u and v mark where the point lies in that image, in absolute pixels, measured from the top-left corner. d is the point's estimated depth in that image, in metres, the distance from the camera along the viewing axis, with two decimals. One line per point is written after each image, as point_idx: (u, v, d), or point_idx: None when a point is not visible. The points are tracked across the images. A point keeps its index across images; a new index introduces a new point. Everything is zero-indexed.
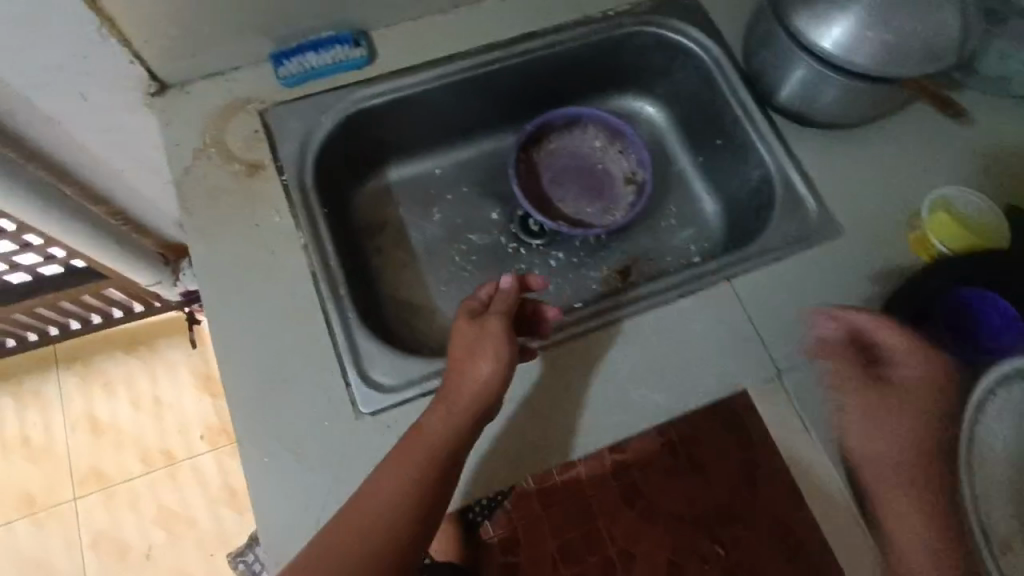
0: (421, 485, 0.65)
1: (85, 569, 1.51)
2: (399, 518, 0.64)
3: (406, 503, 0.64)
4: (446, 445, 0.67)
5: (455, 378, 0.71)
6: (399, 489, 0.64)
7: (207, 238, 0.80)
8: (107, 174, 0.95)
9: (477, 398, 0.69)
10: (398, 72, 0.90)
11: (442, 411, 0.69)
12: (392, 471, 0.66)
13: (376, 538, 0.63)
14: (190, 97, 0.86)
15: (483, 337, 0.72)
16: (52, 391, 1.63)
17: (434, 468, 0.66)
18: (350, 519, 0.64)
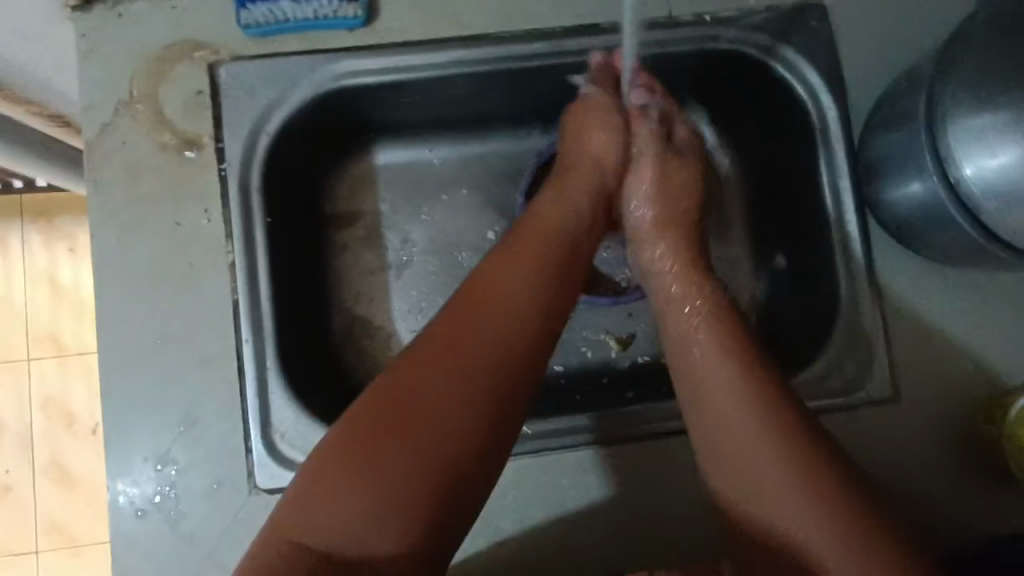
0: (489, 343, 0.54)
1: (32, 428, 1.51)
2: (462, 387, 0.51)
3: (472, 366, 0.52)
4: (558, 237, 0.63)
5: (550, 235, 0.63)
6: (448, 359, 0.52)
7: (115, 224, 0.63)
8: (30, 83, 0.76)
9: (562, 245, 0.63)
10: (403, 47, 0.68)
11: (539, 275, 0.59)
12: (475, 318, 0.55)
13: (441, 422, 0.49)
14: (124, 23, 0.65)
15: (602, 153, 0.69)
16: (17, 242, 1.54)
17: (494, 333, 0.54)
18: (401, 403, 0.50)
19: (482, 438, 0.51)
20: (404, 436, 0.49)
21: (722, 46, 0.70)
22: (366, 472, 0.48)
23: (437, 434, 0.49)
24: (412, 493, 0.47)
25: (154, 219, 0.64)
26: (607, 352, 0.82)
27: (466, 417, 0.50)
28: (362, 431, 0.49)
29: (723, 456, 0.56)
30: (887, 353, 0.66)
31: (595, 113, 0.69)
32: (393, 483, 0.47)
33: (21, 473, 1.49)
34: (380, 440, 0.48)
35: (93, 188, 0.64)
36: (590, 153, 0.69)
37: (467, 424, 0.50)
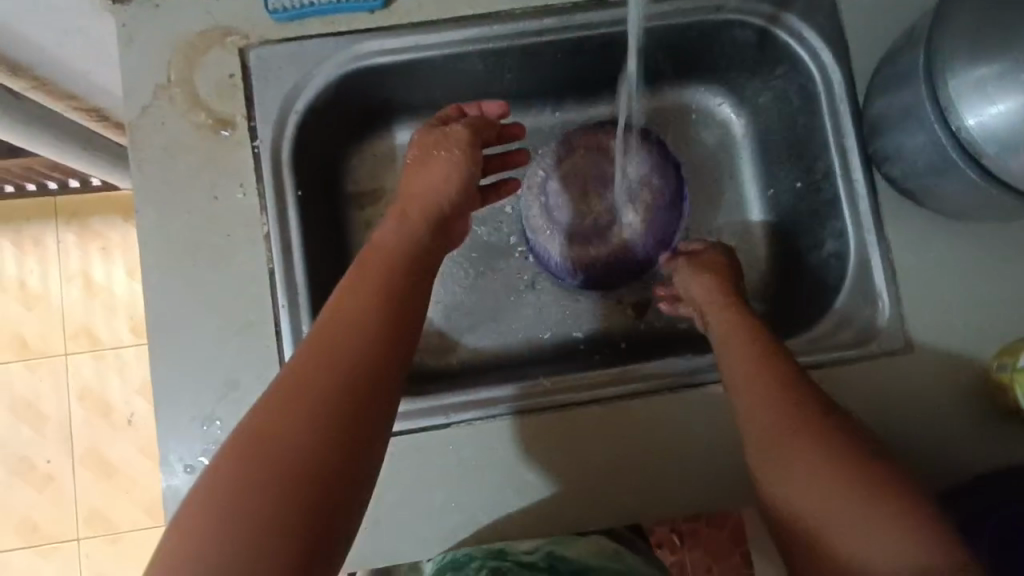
0: (337, 372, 0.52)
1: (71, 419, 1.57)
2: (312, 431, 0.49)
3: (320, 407, 0.50)
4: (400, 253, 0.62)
5: (394, 260, 0.61)
6: (293, 405, 0.50)
7: (157, 201, 0.68)
8: (72, 76, 0.81)
9: (404, 271, 0.61)
10: (417, 28, 0.71)
11: (378, 300, 0.57)
12: (304, 354, 0.53)
13: (290, 446, 0.48)
14: (160, 12, 0.70)
15: (437, 184, 0.69)
16: (52, 242, 1.60)
17: (331, 374, 0.52)
18: (242, 456, 0.48)
19: (340, 475, 0.49)
20: (270, 487, 0.46)
21: (726, 15, 0.73)
22: (229, 536, 0.45)
23: (293, 476, 0.47)
24: (290, 538, 0.45)
25: (193, 195, 0.68)
26: (623, 317, 0.85)
27: (317, 459, 0.48)
28: (222, 499, 0.46)
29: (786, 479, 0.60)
30: (896, 303, 0.68)
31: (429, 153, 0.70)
32: (274, 533, 0.45)
33: (61, 462, 1.56)
34: (246, 495, 0.46)
35: (135, 168, 0.68)
36: (421, 188, 0.68)
37: (326, 461, 0.49)
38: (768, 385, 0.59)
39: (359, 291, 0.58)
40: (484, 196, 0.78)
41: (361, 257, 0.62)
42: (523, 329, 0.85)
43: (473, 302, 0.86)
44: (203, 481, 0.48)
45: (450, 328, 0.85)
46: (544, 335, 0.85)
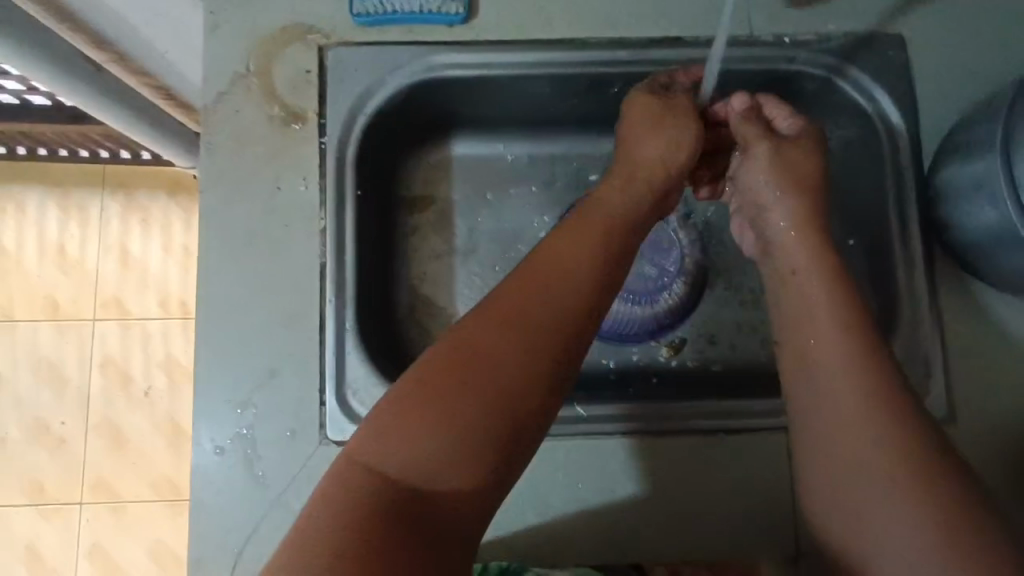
0: (550, 319, 0.53)
1: (90, 385, 1.59)
2: (517, 375, 0.51)
3: (527, 355, 0.52)
4: (625, 214, 0.62)
5: (613, 219, 0.61)
6: (505, 342, 0.52)
7: (223, 184, 0.69)
8: (150, 55, 0.84)
9: (623, 234, 0.60)
10: (494, 45, 0.73)
11: (599, 252, 0.58)
12: (534, 287, 0.55)
13: (501, 379, 0.51)
14: (247, 5, 0.72)
15: (679, 150, 0.67)
16: (95, 209, 1.64)
17: (536, 326, 0.53)
18: (459, 370, 0.51)
19: (522, 420, 0.51)
20: (456, 410, 0.50)
21: (796, 66, 0.73)
22: (416, 436, 0.49)
23: (496, 408, 0.50)
24: (461, 465, 0.49)
25: (257, 182, 0.69)
26: (656, 353, 0.84)
27: (510, 404, 0.51)
28: (419, 393, 0.51)
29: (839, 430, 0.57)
30: (942, 373, 0.67)
31: (671, 117, 0.67)
32: (451, 452, 0.49)
33: (75, 426, 1.57)
34: (431, 409, 0.50)
35: (205, 150, 0.70)
36: (648, 155, 0.66)
37: (518, 401, 0.51)
38: (849, 356, 0.58)
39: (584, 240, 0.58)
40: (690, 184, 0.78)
41: (584, 209, 0.62)
42: None
43: None
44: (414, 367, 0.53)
45: None
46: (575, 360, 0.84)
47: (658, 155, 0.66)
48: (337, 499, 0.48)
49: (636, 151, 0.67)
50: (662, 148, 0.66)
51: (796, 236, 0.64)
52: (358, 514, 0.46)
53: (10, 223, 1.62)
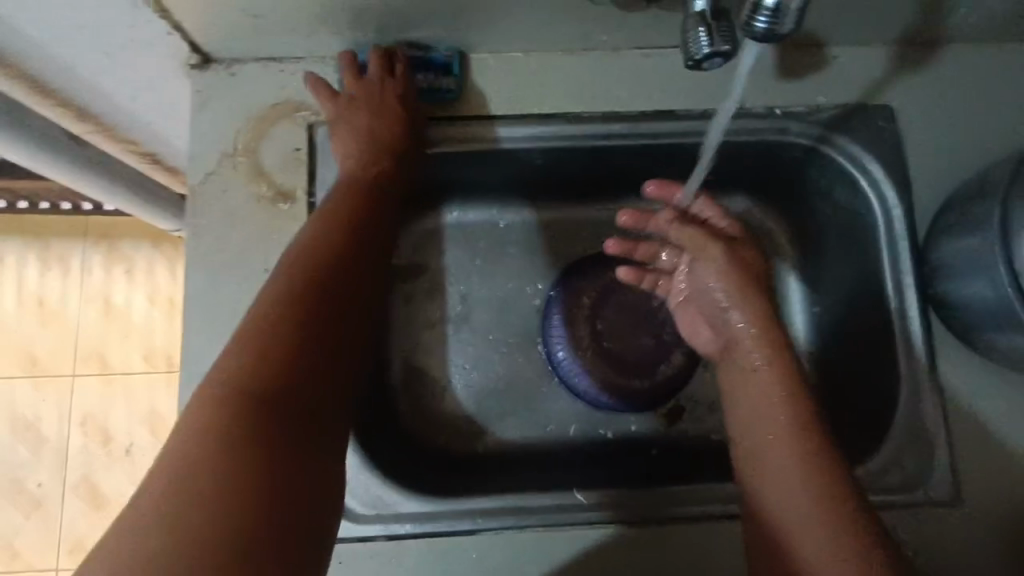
0: (304, 292, 0.55)
1: (69, 443, 1.53)
2: (284, 331, 0.51)
3: (294, 306, 0.53)
4: (355, 176, 0.67)
5: (352, 198, 0.65)
6: (279, 310, 0.52)
7: (208, 267, 0.67)
8: (134, 125, 0.82)
9: (360, 197, 0.65)
10: (484, 120, 0.72)
11: (337, 221, 0.62)
12: (307, 254, 0.58)
13: (276, 358, 0.49)
14: (235, 82, 0.71)
15: (371, 138, 0.68)
16: (76, 260, 1.60)
17: (317, 286, 0.56)
18: (221, 362, 0.48)
19: (289, 403, 0.48)
20: (248, 381, 0.47)
21: (785, 136, 0.73)
22: (221, 410, 0.44)
23: (272, 391, 0.47)
24: (236, 408, 0.45)
25: (243, 264, 0.67)
26: (651, 424, 0.83)
27: (296, 350, 0.50)
28: (222, 382, 0.46)
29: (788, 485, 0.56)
30: (946, 450, 0.66)
31: (360, 108, 0.68)
32: (224, 410, 0.45)
33: (53, 487, 1.52)
34: (258, 378, 0.47)
35: (190, 231, 0.68)
36: (352, 148, 0.68)
37: (279, 377, 0.48)
38: (770, 411, 0.60)
39: (342, 207, 0.64)
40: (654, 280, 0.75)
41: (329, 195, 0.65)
42: (553, 422, 0.83)
43: (502, 387, 0.84)
44: (215, 378, 0.47)
45: (478, 413, 0.83)
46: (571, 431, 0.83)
47: (351, 144, 0.68)
48: (166, 486, 0.41)
49: (380, 124, 0.68)
50: (358, 135, 0.68)
51: (756, 331, 0.64)
52: (193, 485, 0.41)
53: None
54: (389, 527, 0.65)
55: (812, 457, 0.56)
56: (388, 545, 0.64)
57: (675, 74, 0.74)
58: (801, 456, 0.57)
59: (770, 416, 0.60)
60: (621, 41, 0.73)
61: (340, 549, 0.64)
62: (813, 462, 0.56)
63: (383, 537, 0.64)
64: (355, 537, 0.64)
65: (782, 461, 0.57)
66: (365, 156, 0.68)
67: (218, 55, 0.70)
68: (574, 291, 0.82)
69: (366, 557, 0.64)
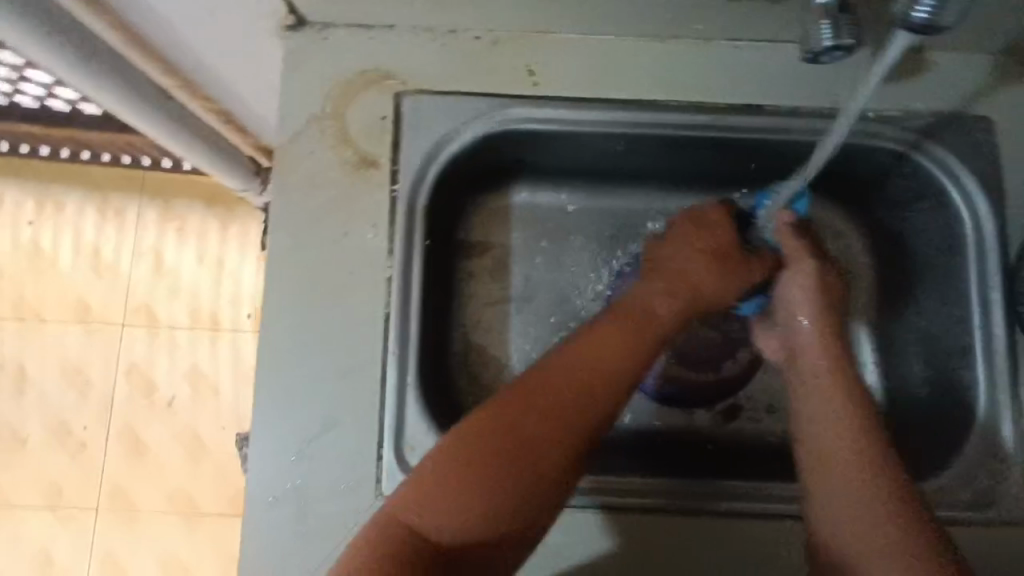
0: (579, 411, 0.59)
1: (115, 391, 1.58)
2: (555, 444, 0.57)
3: (554, 422, 0.58)
4: (655, 316, 0.66)
5: (652, 327, 0.66)
6: (547, 417, 0.58)
7: (291, 228, 0.68)
8: (218, 83, 0.83)
9: (653, 339, 0.65)
10: (572, 102, 0.71)
11: (634, 356, 0.63)
12: (573, 355, 0.62)
13: (501, 435, 0.57)
14: (326, 46, 0.71)
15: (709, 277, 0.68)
16: (132, 215, 1.64)
17: (573, 412, 0.59)
18: (456, 449, 0.56)
19: (493, 471, 0.55)
20: (489, 462, 0.56)
21: (876, 140, 0.71)
22: (502, 476, 0.55)
23: (468, 461, 0.55)
24: (531, 490, 0.56)
25: (327, 228, 0.68)
26: (707, 420, 0.82)
27: (539, 464, 0.57)
28: (510, 452, 0.56)
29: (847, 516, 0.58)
30: (1019, 470, 0.65)
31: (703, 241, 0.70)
32: (439, 480, 0.55)
33: (98, 431, 1.57)
34: (449, 460, 0.56)
35: (276, 192, 0.69)
36: (680, 267, 0.69)
37: (494, 454, 0.56)
38: (840, 432, 0.61)
39: (613, 342, 0.63)
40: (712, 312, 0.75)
41: (625, 306, 0.67)
42: None
43: None
44: (433, 458, 0.56)
45: None
46: (627, 419, 0.82)
47: (659, 288, 0.68)
48: None
49: (716, 262, 0.69)
50: (665, 279, 0.68)
51: (822, 338, 0.67)
52: None
53: (48, 223, 1.62)
54: None
55: (862, 482, 0.58)
56: None
57: (770, 67, 0.72)
58: (873, 491, 0.58)
59: (842, 442, 0.61)
60: (716, 29, 0.71)
61: None
62: (889, 487, 0.58)
63: None
64: None
65: (844, 480, 0.59)
66: (673, 290, 0.68)
67: (313, 18, 0.70)
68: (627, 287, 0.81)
69: None
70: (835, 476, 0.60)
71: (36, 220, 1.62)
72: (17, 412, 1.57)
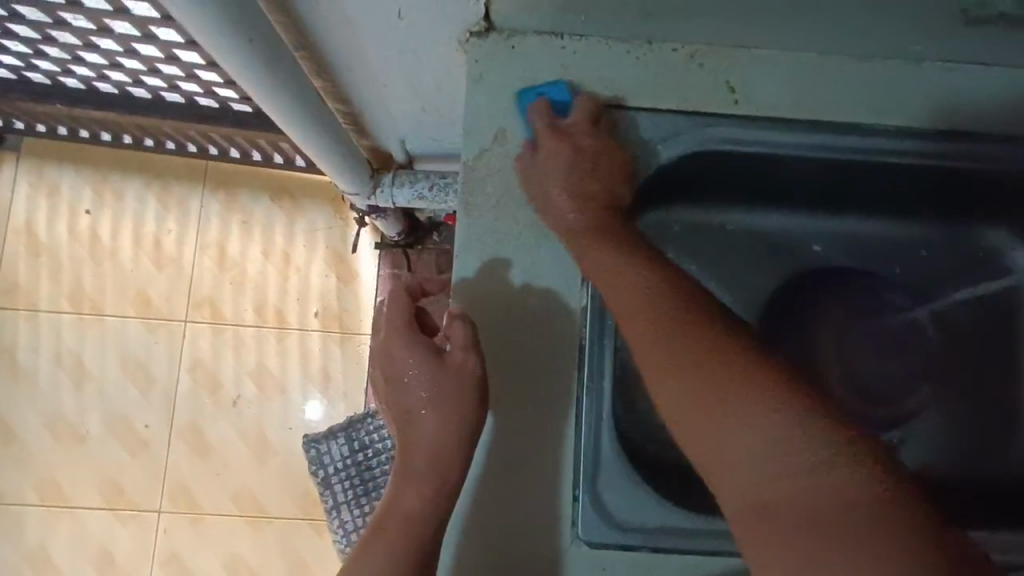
0: (414, 466, 0.59)
1: (177, 388, 1.53)
2: (419, 512, 0.58)
3: (729, 443, 0.46)
4: (646, 295, 0.56)
5: (671, 306, 0.54)
6: (698, 396, 0.49)
7: (480, 251, 0.64)
8: (367, 85, 0.79)
9: (688, 305, 0.54)
10: (773, 125, 0.67)
11: (662, 287, 0.56)
12: (438, 414, 0.60)
13: (396, 516, 0.59)
14: (514, 55, 0.66)
15: (639, 287, 0.56)
16: (195, 205, 1.58)
17: (444, 463, 0.59)
18: (369, 537, 0.59)
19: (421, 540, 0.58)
20: (390, 544, 0.58)
21: None
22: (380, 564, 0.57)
23: (394, 543, 0.58)
24: (404, 558, 0.57)
25: (516, 252, 0.64)
26: None
27: (421, 535, 0.58)
28: (396, 516, 0.59)
29: (761, 454, 0.45)
30: None
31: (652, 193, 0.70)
32: (360, 565, 0.57)
33: (160, 429, 1.52)
34: (379, 527, 0.59)
35: (463, 211, 0.64)
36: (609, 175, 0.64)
37: (395, 531, 0.58)
38: (724, 382, 0.48)
39: (656, 332, 0.53)
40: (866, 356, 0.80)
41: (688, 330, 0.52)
42: None
43: None
44: (382, 552, 0.57)
45: None
46: None
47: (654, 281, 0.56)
48: None
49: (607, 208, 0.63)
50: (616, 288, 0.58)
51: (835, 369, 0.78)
52: None
53: (106, 212, 1.56)
54: (652, 538, 0.62)
55: (723, 371, 0.49)
56: (647, 555, 0.62)
57: (977, 93, 0.68)
58: (697, 372, 0.50)
59: (709, 372, 0.49)
60: (927, 51, 0.68)
61: (603, 555, 0.62)
62: (739, 385, 0.47)
63: (645, 548, 0.62)
64: (618, 543, 0.62)
65: (734, 387, 0.48)
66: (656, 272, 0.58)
67: (502, 24, 0.65)
68: (819, 300, 0.81)
69: (628, 564, 0.62)
70: (728, 438, 0.47)
71: (94, 209, 1.56)
72: (74, 408, 1.52)
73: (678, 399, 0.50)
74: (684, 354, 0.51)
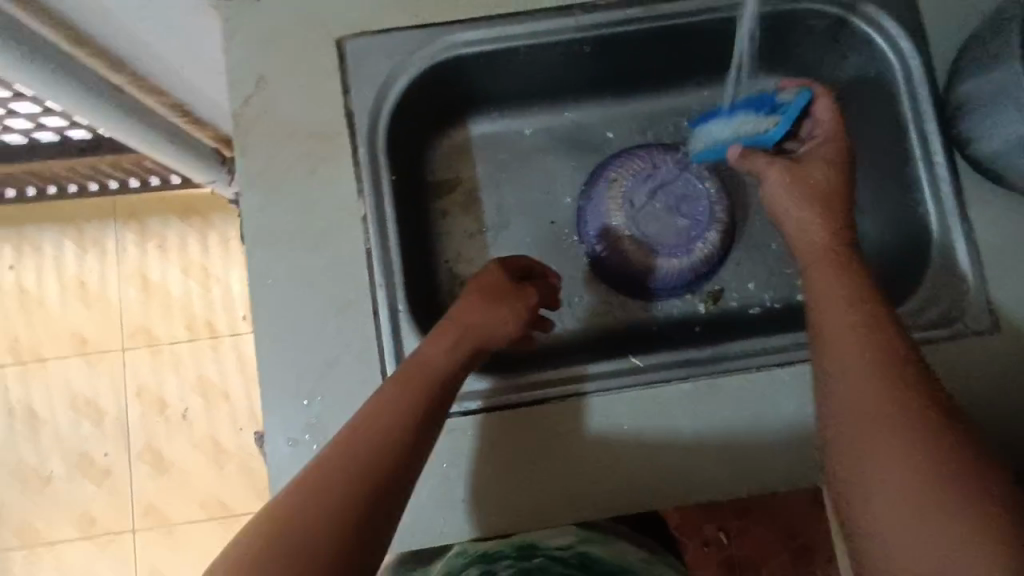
0: (448, 329, 0.64)
1: (128, 414, 1.61)
2: (441, 360, 0.63)
3: (914, 521, 0.49)
4: (844, 293, 0.60)
5: (862, 300, 0.59)
6: (944, 499, 0.49)
7: (263, 185, 0.71)
8: (164, 72, 0.85)
9: (893, 333, 0.57)
10: (504, 19, 0.74)
11: (859, 302, 0.59)
12: (483, 308, 0.66)
13: (416, 375, 0.61)
14: (262, 7, 0.73)
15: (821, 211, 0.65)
16: (110, 240, 1.65)
17: (474, 348, 0.65)
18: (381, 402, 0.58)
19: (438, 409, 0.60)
20: (412, 401, 0.59)
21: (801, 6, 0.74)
22: (361, 451, 0.54)
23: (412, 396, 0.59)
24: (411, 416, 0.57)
25: (296, 179, 0.71)
26: (695, 304, 0.86)
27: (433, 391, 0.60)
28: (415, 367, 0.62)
29: (856, 458, 0.53)
30: (981, 284, 0.69)
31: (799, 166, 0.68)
32: (375, 416, 0.57)
33: (119, 457, 1.59)
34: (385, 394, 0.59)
35: (241, 154, 0.71)
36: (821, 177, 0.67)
37: (424, 395, 0.60)
38: (865, 364, 0.56)
39: (840, 309, 0.59)
40: (660, 214, 0.83)
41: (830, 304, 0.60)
42: (596, 315, 0.87)
43: None
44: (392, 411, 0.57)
45: None
46: (618, 320, 0.87)
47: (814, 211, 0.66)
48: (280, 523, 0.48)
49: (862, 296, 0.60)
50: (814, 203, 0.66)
51: (627, 230, 0.82)
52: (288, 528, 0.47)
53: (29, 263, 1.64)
54: (462, 404, 0.72)
55: (854, 393, 0.55)
56: (459, 420, 0.71)
57: None
58: (879, 376, 0.55)
59: (862, 385, 0.55)
60: None
61: None
62: (930, 438, 0.51)
63: (455, 414, 0.71)
64: None
65: (863, 439, 0.53)
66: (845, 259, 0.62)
67: None
68: (610, 171, 0.84)
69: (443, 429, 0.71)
70: (851, 446, 0.54)
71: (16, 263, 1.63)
72: (35, 453, 1.59)
73: (836, 397, 0.57)
74: (891, 398, 0.54)
